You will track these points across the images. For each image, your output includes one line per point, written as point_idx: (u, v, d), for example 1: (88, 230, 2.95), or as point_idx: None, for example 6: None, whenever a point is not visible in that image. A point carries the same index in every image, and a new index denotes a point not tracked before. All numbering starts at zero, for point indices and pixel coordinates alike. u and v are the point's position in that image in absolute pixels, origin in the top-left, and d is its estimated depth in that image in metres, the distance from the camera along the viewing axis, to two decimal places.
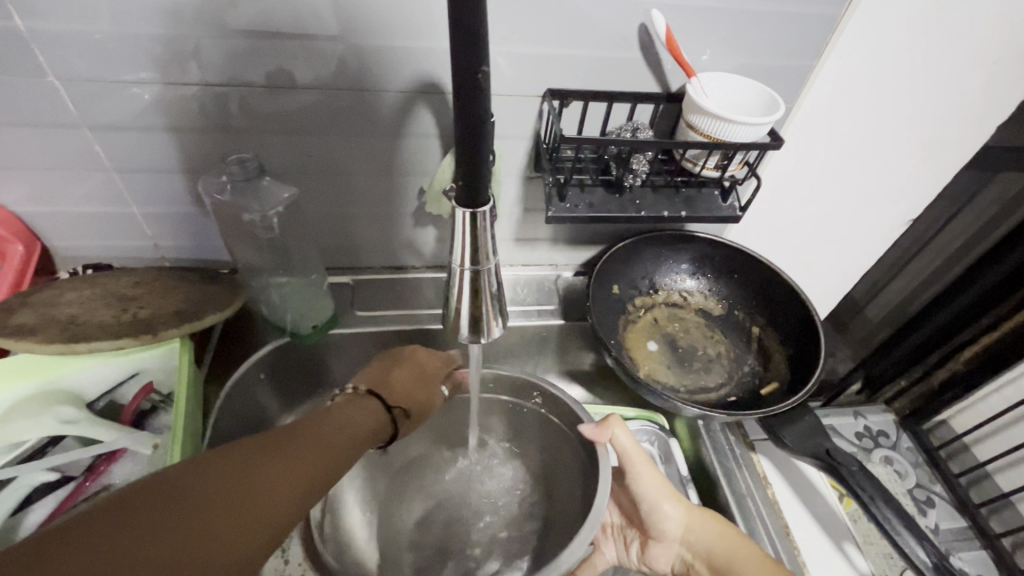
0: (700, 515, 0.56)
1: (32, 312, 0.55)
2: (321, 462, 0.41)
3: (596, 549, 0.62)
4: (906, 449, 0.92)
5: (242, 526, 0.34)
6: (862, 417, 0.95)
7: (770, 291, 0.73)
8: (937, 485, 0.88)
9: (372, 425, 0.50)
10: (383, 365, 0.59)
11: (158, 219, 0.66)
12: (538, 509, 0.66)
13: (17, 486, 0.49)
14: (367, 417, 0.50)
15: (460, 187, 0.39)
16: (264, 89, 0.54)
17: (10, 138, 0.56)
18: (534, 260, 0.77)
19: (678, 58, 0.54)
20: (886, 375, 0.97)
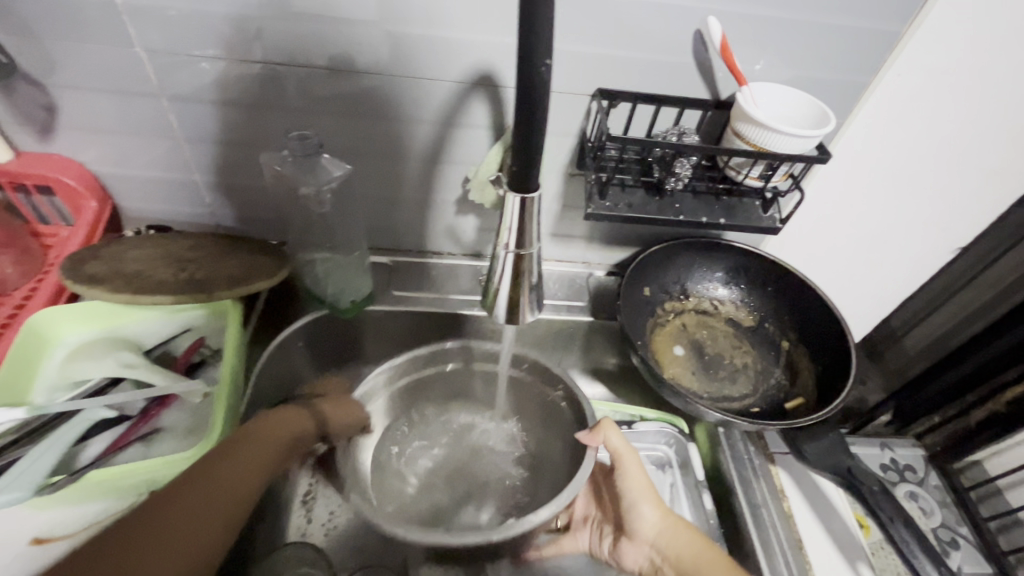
0: (677, 522, 0.57)
1: (100, 263, 0.59)
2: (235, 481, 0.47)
3: (569, 534, 0.64)
4: (933, 486, 0.88)
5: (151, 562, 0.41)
6: (889, 450, 0.91)
7: (804, 306, 0.72)
8: (962, 526, 0.84)
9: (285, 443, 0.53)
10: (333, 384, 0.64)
11: (216, 188, 0.70)
12: (536, 498, 0.64)
13: (80, 419, 0.51)
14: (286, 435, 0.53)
15: (512, 172, 0.40)
16: (326, 71, 0.57)
17: (96, 103, 0.61)
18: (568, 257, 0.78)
19: (731, 66, 0.54)
20: (920, 409, 0.92)
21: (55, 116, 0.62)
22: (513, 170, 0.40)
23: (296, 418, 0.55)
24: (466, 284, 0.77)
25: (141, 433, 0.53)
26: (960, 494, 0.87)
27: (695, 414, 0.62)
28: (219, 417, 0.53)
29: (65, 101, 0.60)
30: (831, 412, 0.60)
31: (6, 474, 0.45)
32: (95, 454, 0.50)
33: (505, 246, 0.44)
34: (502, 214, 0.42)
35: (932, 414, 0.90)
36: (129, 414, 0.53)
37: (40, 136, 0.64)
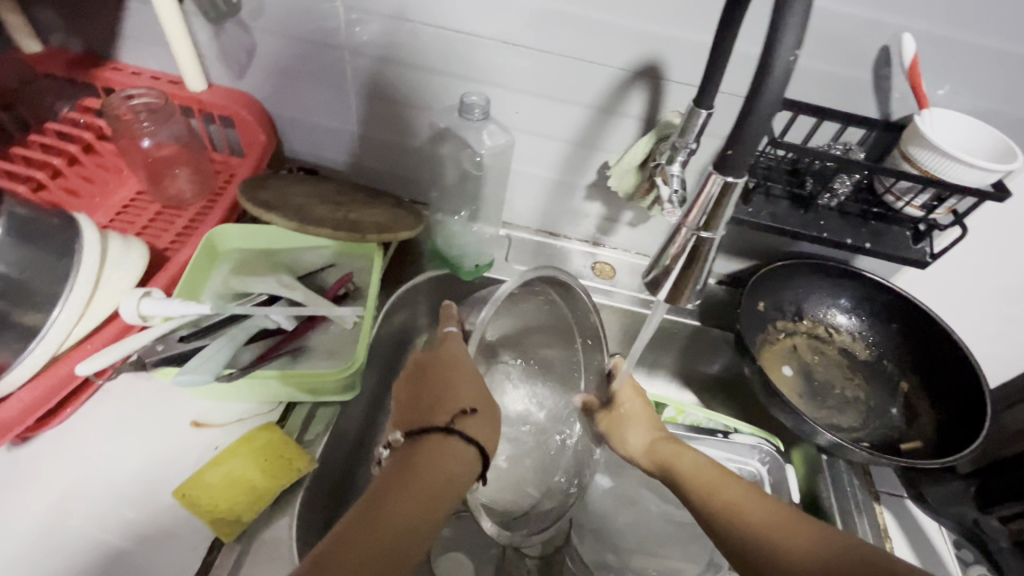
0: (656, 437, 0.57)
1: (270, 192, 0.66)
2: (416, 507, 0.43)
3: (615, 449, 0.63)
4: None
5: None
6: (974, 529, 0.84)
7: (933, 350, 0.68)
8: None
9: (441, 475, 0.45)
10: (414, 389, 0.50)
11: (368, 140, 0.75)
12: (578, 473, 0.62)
13: (249, 324, 0.57)
14: (436, 468, 0.45)
15: (721, 155, 0.39)
16: (497, 43, 0.61)
17: (287, 48, 0.67)
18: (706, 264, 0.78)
19: (916, 89, 0.52)
20: None
21: (252, 59, 0.69)
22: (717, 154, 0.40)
23: (434, 440, 0.47)
24: (579, 267, 0.79)
25: (286, 348, 0.59)
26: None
27: (805, 435, 0.61)
28: (361, 350, 0.57)
29: (262, 45, 0.67)
30: (949, 461, 0.57)
31: (195, 358, 0.53)
32: (250, 359, 0.57)
33: (687, 225, 0.43)
34: (700, 193, 0.41)
35: None
36: (283, 330, 0.59)
37: (234, 75, 0.71)
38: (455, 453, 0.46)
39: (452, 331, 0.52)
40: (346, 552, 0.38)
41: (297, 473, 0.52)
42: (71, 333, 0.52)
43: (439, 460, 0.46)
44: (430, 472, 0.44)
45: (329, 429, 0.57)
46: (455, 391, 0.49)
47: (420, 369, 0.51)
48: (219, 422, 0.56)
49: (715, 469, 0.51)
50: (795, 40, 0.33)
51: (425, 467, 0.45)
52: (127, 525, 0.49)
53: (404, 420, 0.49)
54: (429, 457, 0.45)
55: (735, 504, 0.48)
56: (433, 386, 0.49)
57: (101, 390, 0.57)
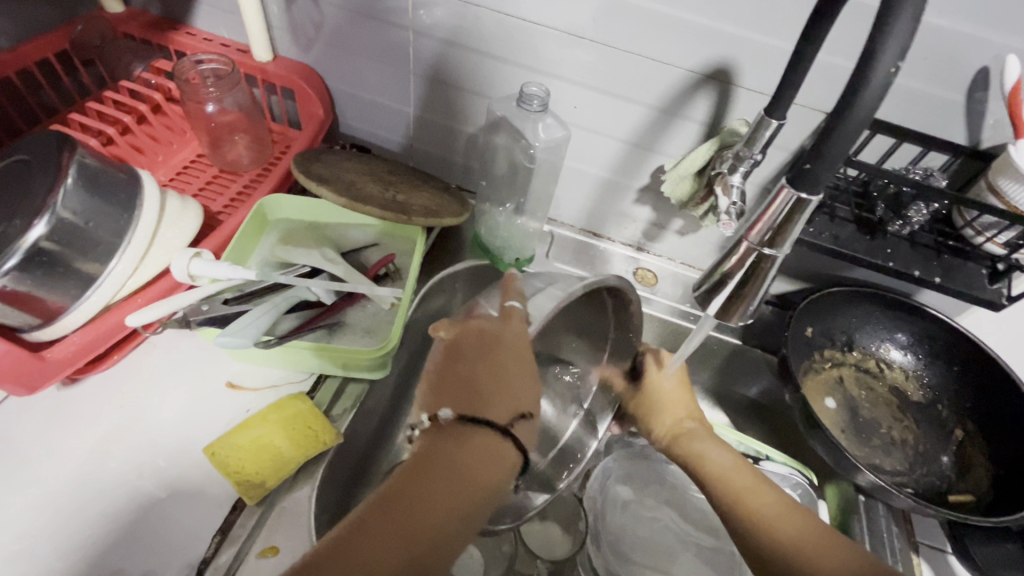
0: (687, 427, 0.59)
1: (324, 165, 0.67)
2: (463, 491, 0.45)
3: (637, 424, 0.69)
4: None
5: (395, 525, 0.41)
6: None
7: (997, 400, 0.63)
8: None
9: (492, 473, 0.47)
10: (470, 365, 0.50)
11: (423, 123, 0.75)
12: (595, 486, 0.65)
13: (290, 294, 0.58)
14: (490, 466, 0.47)
15: (799, 169, 0.37)
16: (564, 34, 0.59)
17: (353, 25, 0.67)
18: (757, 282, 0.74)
19: (1015, 117, 0.48)
20: None
21: (318, 32, 0.69)
22: (793, 168, 0.37)
23: (484, 436, 0.48)
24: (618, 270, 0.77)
25: (323, 322, 0.59)
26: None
27: (844, 472, 0.58)
28: (397, 331, 0.57)
29: (329, 20, 0.67)
30: (1010, 520, 0.53)
31: (236, 322, 0.53)
32: (289, 327, 0.58)
33: (751, 239, 0.41)
34: (768, 209, 0.39)
35: None
36: (322, 303, 0.60)
37: (300, 47, 0.72)
38: (502, 455, 0.48)
39: (513, 309, 0.49)
40: (388, 502, 0.43)
41: (322, 446, 0.53)
42: (124, 285, 0.54)
43: (488, 455, 0.48)
44: (482, 466, 0.47)
45: (356, 406, 0.58)
46: (513, 390, 0.50)
47: (481, 355, 0.50)
48: (252, 386, 0.57)
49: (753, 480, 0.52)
50: (899, 52, 0.31)
51: (475, 463, 0.47)
52: (158, 474, 0.51)
53: (455, 402, 0.49)
54: (481, 450, 0.47)
55: (778, 520, 0.48)
56: (492, 372, 0.50)
57: (147, 341, 0.59)
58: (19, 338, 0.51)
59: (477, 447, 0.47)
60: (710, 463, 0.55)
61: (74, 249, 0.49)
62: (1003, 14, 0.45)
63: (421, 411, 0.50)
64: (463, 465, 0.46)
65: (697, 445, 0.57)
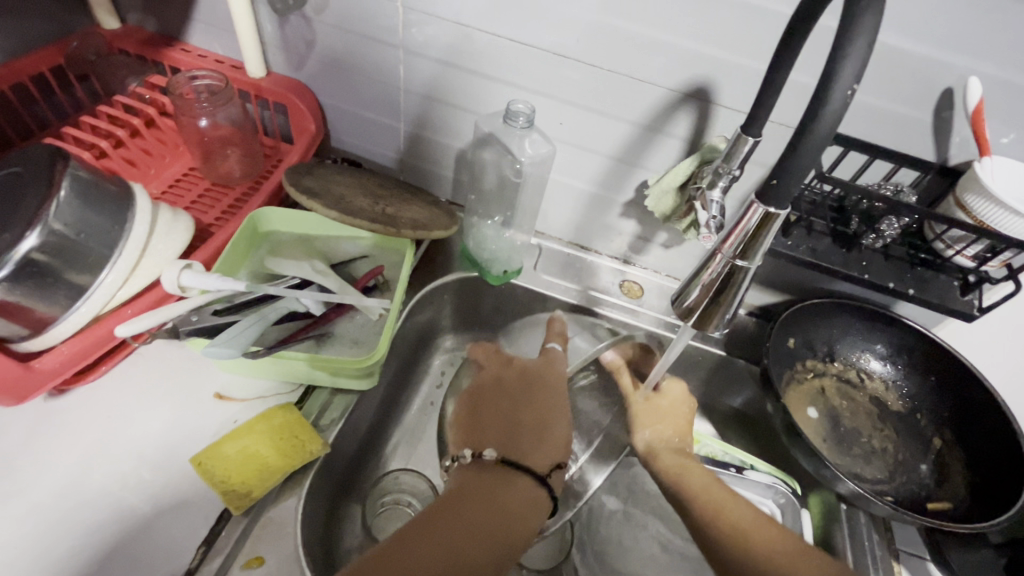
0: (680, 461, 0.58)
1: (315, 180, 0.68)
2: (504, 529, 0.46)
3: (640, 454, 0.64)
4: None
5: (438, 552, 0.42)
6: None
7: (972, 409, 0.65)
8: None
9: (530, 518, 0.49)
10: (508, 402, 0.58)
11: (413, 138, 0.76)
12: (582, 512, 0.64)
13: (279, 306, 0.59)
14: (528, 509, 0.49)
15: (766, 185, 0.38)
16: (548, 55, 0.61)
17: (344, 42, 0.69)
18: None
19: (977, 134, 0.50)
20: None
21: (310, 49, 0.71)
22: (761, 183, 0.39)
23: (522, 478, 0.51)
24: (604, 281, 0.78)
25: (312, 333, 0.60)
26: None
27: (824, 481, 0.59)
28: (384, 342, 0.58)
29: (321, 38, 0.69)
30: (985, 526, 0.54)
31: (225, 333, 0.54)
32: (278, 337, 0.59)
33: (723, 251, 0.43)
34: (738, 222, 0.40)
35: None
36: (311, 313, 0.60)
37: (292, 63, 0.74)
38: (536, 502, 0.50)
39: (554, 347, 0.63)
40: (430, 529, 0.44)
41: (309, 456, 0.53)
42: (115, 296, 0.55)
43: (527, 499, 0.50)
44: (521, 511, 0.48)
45: (343, 416, 0.58)
46: (550, 438, 0.55)
47: (524, 389, 0.59)
48: (239, 397, 0.58)
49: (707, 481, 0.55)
50: (853, 74, 0.33)
51: (512, 501, 0.49)
52: (143, 486, 0.51)
53: (497, 438, 0.54)
54: (520, 494, 0.50)
55: (747, 530, 0.50)
56: (527, 413, 0.56)
57: (135, 352, 0.59)
58: (7, 348, 0.52)
59: (516, 489, 0.50)
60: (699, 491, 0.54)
61: (64, 261, 0.50)
62: (960, 38, 0.48)
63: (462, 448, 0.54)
64: (503, 500, 0.48)
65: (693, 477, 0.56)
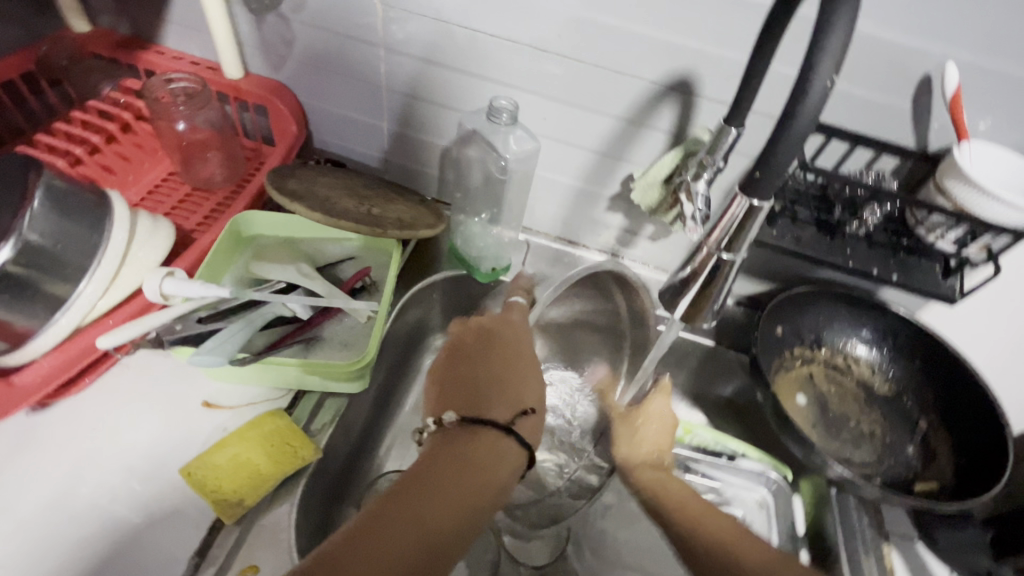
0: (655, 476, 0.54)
1: (299, 182, 0.67)
2: (471, 494, 0.43)
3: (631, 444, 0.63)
4: None
5: (389, 532, 0.38)
6: None
7: (956, 390, 0.66)
8: None
9: (503, 477, 0.45)
10: (471, 363, 0.54)
11: (397, 137, 0.75)
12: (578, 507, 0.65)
13: (266, 311, 0.58)
14: (498, 465, 0.46)
15: (749, 178, 0.38)
16: (530, 49, 0.61)
17: (323, 41, 0.67)
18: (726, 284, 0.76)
19: (956, 120, 0.51)
20: None
21: (289, 49, 0.70)
22: (744, 175, 0.39)
23: (486, 433, 0.47)
24: None
25: (301, 337, 0.59)
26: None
27: (814, 466, 0.60)
28: (374, 344, 0.58)
29: (300, 37, 0.68)
30: (971, 505, 0.56)
31: (210, 341, 0.53)
32: (265, 344, 0.58)
33: (709, 244, 0.43)
34: (723, 214, 0.40)
35: None
36: (299, 318, 0.60)
37: (271, 64, 0.72)
38: (503, 452, 0.47)
39: (517, 301, 0.60)
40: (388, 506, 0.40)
41: (301, 462, 0.53)
42: (95, 306, 0.54)
43: (495, 454, 0.46)
44: (488, 467, 0.45)
45: (335, 421, 0.58)
46: (516, 387, 0.52)
47: (481, 345, 0.55)
48: (228, 405, 0.57)
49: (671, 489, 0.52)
50: (832, 65, 0.33)
51: (479, 459, 0.45)
52: (131, 498, 0.50)
53: (457, 403, 0.50)
54: (486, 450, 0.46)
55: (727, 541, 0.45)
56: (484, 366, 0.53)
57: (119, 363, 0.58)
58: None
59: (481, 445, 0.46)
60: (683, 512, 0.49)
61: (41, 272, 0.49)
62: (937, 26, 0.48)
63: (427, 415, 0.50)
64: (463, 462, 0.45)
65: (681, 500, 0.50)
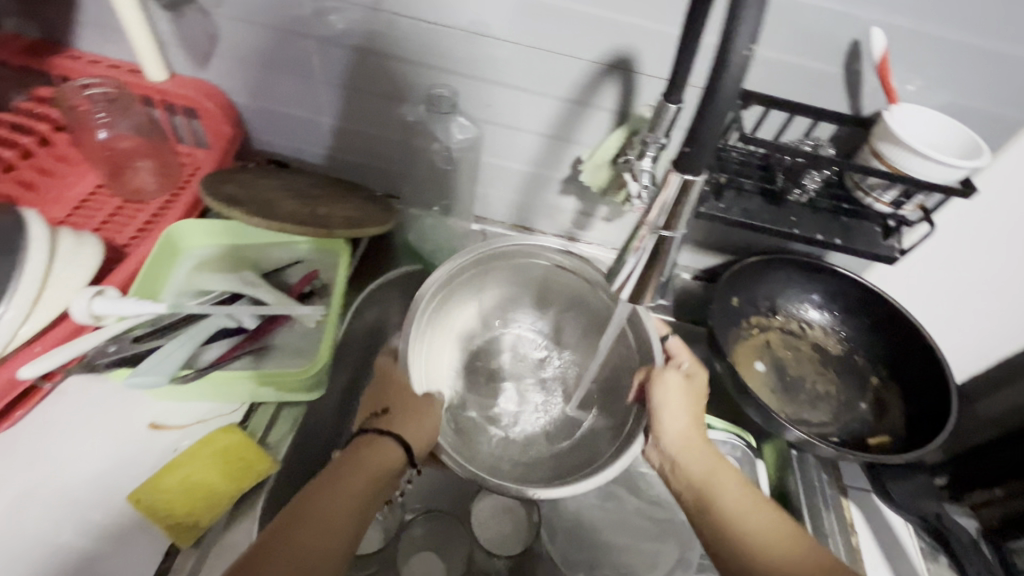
0: (692, 449, 0.49)
1: (238, 186, 0.64)
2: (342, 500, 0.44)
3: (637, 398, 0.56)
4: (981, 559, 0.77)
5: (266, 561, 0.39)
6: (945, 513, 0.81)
7: (902, 346, 0.69)
8: None
9: (379, 473, 0.46)
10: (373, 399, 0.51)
11: (339, 132, 0.73)
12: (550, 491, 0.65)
13: (207, 324, 0.56)
14: (371, 467, 0.46)
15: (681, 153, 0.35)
16: (466, 34, 0.59)
17: (248, 36, 0.64)
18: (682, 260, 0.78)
19: (885, 83, 0.52)
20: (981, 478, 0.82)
21: (214, 45, 0.66)
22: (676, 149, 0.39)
23: (358, 447, 0.48)
24: None
25: (250, 348, 0.57)
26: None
27: (773, 431, 0.61)
28: (326, 349, 0.56)
29: (222, 32, 0.64)
30: (918, 455, 0.58)
31: (148, 359, 0.51)
32: (213, 357, 0.55)
33: (647, 227, 0.38)
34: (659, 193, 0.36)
35: (996, 485, 0.79)
36: (245, 328, 0.57)
37: (196, 63, 0.68)
38: (380, 454, 0.47)
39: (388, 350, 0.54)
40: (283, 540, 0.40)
41: (257, 477, 0.51)
42: (17, 334, 0.49)
43: (366, 463, 0.46)
44: (360, 473, 0.46)
45: (292, 432, 0.56)
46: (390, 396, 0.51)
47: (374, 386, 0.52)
48: (177, 424, 0.54)
49: (710, 454, 0.49)
50: None
51: (352, 470, 0.46)
52: (78, 531, 0.48)
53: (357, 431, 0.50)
54: (360, 459, 0.47)
55: (756, 528, 0.44)
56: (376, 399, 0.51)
57: (53, 391, 0.55)
58: None
59: (360, 459, 0.47)
60: (724, 495, 0.46)
61: None
62: None
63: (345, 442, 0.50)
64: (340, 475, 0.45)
65: (719, 480, 0.47)
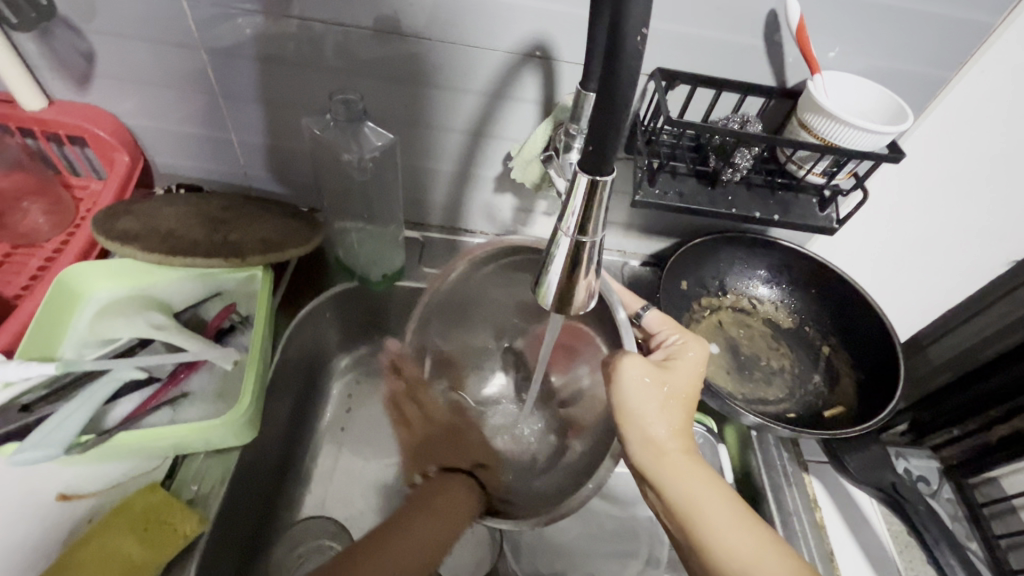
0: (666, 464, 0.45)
1: (135, 220, 0.58)
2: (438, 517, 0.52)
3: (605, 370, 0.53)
4: (944, 499, 0.79)
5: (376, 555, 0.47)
6: (903, 459, 0.81)
7: (848, 312, 0.69)
8: (972, 543, 0.75)
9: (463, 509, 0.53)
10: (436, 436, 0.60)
11: (251, 149, 0.67)
12: None
13: (109, 379, 0.50)
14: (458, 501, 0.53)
15: (585, 152, 0.32)
16: (372, 33, 0.55)
17: (130, 53, 0.58)
18: (629, 247, 0.76)
19: (805, 53, 0.50)
20: None
21: (93, 65, 0.59)
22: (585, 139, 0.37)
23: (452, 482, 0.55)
24: None
25: (168, 396, 0.53)
26: (974, 512, 0.77)
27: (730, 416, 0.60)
28: (248, 388, 0.51)
29: (101, 51, 0.58)
30: (872, 425, 0.58)
31: (39, 430, 0.45)
32: (124, 413, 0.51)
33: (560, 230, 0.35)
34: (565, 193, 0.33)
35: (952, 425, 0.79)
36: (159, 376, 0.53)
37: (76, 85, 0.61)
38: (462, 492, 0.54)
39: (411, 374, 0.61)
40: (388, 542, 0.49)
41: (182, 540, 0.47)
42: None
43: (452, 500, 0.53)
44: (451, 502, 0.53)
45: (224, 483, 0.52)
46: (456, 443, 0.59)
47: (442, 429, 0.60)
48: (92, 490, 0.49)
49: (689, 464, 0.45)
50: None
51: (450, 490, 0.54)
52: None
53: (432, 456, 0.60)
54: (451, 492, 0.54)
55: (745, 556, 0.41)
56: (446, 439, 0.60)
57: None
58: None
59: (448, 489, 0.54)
60: (707, 521, 0.43)
61: None
62: None
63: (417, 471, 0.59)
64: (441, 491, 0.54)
65: (699, 499, 0.44)
